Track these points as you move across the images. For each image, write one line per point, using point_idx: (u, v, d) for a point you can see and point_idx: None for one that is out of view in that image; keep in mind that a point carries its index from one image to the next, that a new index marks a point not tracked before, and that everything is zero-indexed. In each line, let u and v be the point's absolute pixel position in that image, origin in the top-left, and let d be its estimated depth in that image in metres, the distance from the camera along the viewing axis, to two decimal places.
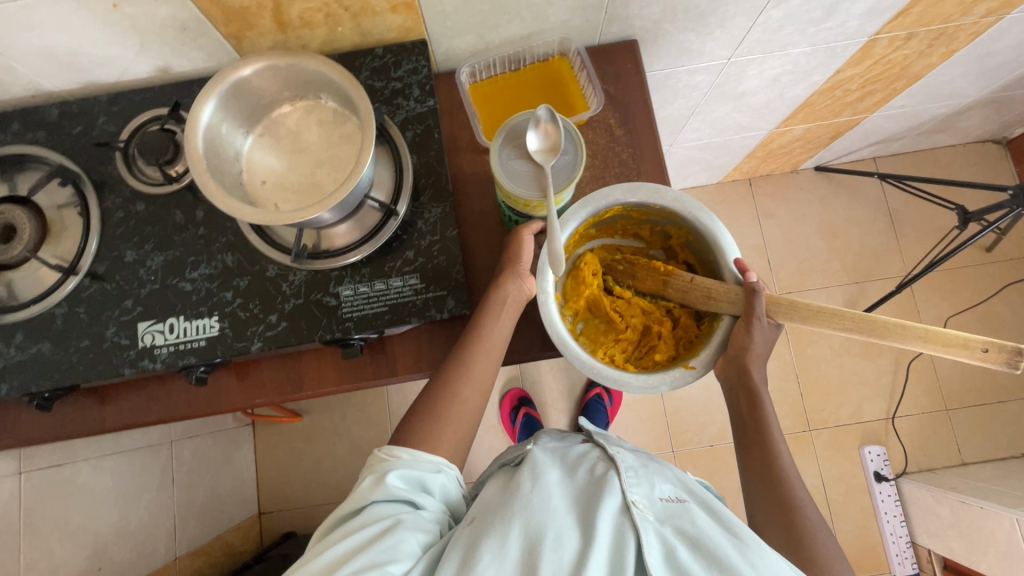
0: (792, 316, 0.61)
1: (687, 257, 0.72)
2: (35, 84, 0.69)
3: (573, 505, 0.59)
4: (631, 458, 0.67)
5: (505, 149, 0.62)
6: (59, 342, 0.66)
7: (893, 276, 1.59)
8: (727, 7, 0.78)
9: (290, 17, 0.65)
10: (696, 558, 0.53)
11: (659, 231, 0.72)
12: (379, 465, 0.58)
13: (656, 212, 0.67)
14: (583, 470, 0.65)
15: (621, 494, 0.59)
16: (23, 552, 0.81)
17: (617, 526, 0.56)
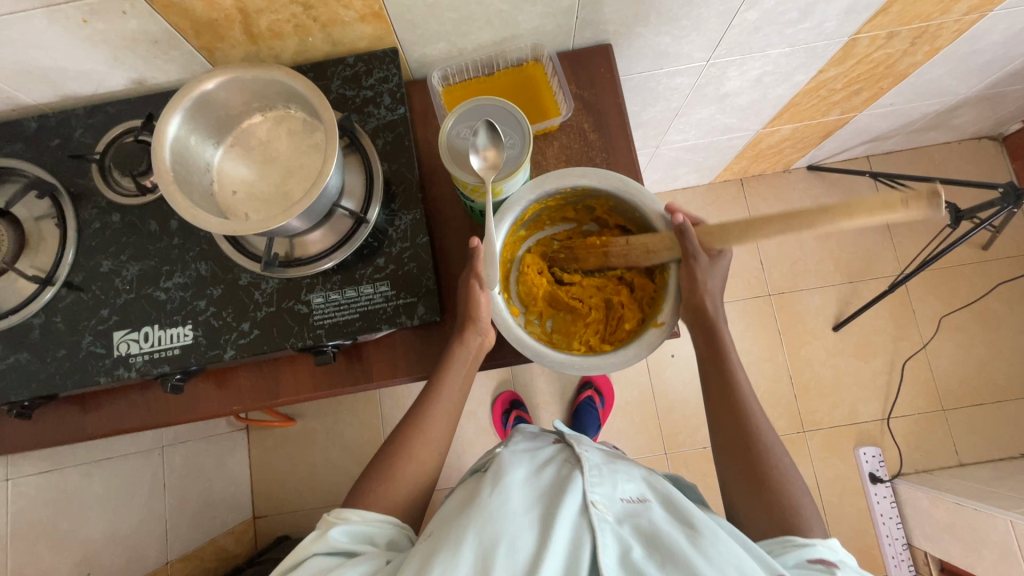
0: (724, 240, 0.60)
1: (616, 220, 0.73)
2: (14, 98, 0.70)
3: (533, 505, 0.59)
4: (596, 457, 0.67)
5: (452, 140, 0.61)
6: (36, 352, 0.67)
7: (888, 275, 1.58)
8: (700, 10, 0.78)
9: (259, 29, 0.66)
10: (649, 555, 0.53)
11: (586, 206, 0.73)
12: (327, 522, 0.60)
13: (572, 193, 0.68)
14: (550, 469, 0.65)
15: (580, 493, 0.60)
16: (10, 559, 0.83)
17: (574, 527, 0.56)
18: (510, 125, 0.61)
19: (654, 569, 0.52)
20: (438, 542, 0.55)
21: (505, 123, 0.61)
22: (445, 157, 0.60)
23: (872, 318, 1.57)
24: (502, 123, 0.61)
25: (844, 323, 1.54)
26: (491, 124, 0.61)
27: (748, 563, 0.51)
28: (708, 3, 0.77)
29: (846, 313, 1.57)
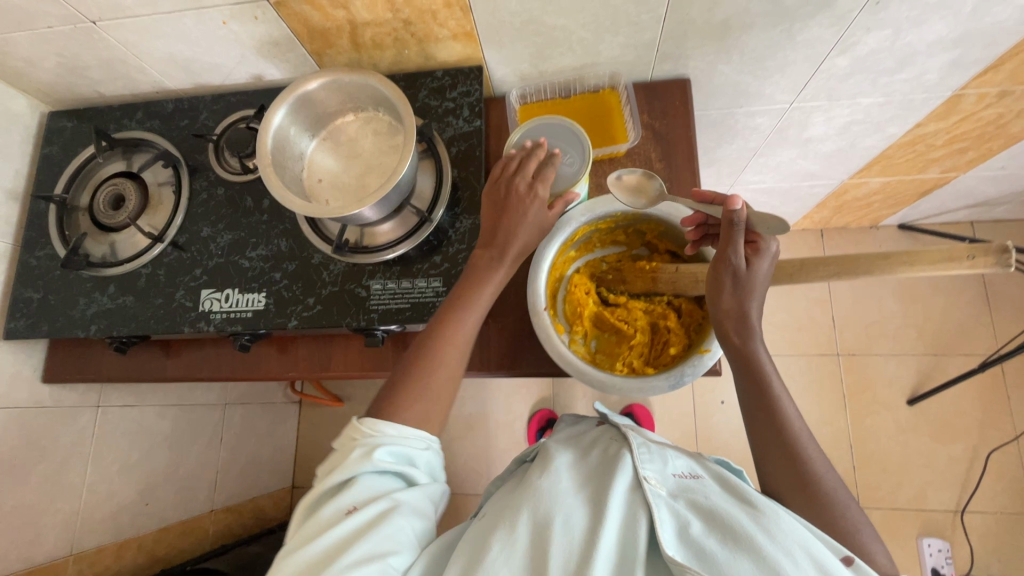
0: (780, 278, 0.60)
1: (669, 246, 0.72)
2: (160, 82, 0.83)
3: (585, 484, 0.59)
4: (643, 436, 0.67)
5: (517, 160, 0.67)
6: (139, 297, 0.77)
7: (980, 353, 1.43)
8: (787, 52, 0.77)
9: (364, 38, 0.74)
10: (710, 530, 0.53)
11: (634, 230, 0.73)
12: (363, 438, 0.52)
13: (622, 219, 0.70)
14: (599, 449, 0.66)
15: (633, 472, 0.59)
16: (88, 474, 0.95)
17: (628, 506, 0.55)
18: (570, 143, 0.67)
19: (714, 543, 0.51)
20: (497, 519, 0.55)
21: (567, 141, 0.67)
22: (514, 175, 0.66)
23: (956, 397, 1.42)
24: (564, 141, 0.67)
25: (920, 398, 1.41)
26: (555, 143, 0.67)
27: (809, 534, 0.51)
28: (795, 45, 0.76)
29: (924, 387, 1.44)
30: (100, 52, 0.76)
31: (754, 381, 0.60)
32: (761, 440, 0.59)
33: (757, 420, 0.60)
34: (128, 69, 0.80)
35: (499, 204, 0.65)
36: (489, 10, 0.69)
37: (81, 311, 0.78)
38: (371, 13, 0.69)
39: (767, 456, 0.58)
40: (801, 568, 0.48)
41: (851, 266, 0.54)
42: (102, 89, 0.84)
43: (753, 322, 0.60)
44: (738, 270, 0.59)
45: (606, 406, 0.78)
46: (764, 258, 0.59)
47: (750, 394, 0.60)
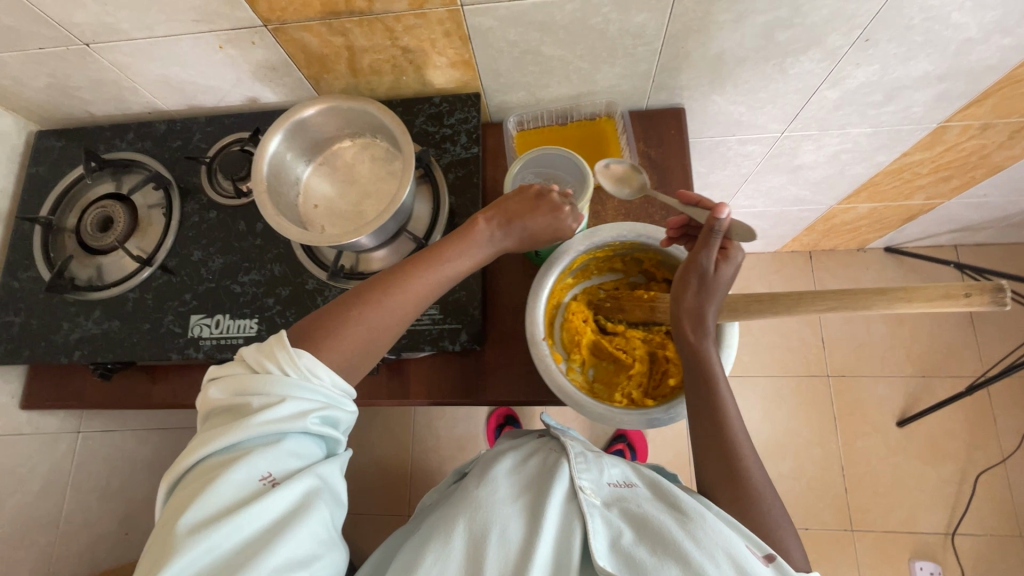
0: (777, 308, 0.59)
1: (666, 275, 0.72)
2: (152, 103, 0.82)
3: (524, 493, 0.64)
4: (579, 446, 0.73)
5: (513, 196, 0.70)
6: (125, 322, 0.75)
7: (967, 375, 1.45)
8: (779, 85, 0.79)
9: (361, 64, 0.74)
10: (638, 536, 0.57)
11: (632, 258, 0.73)
12: (290, 385, 0.50)
13: (620, 247, 0.70)
14: (538, 461, 0.71)
15: (569, 482, 0.64)
16: (66, 504, 0.91)
17: (564, 516, 0.59)
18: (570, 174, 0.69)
19: (644, 551, 0.55)
20: (438, 529, 0.59)
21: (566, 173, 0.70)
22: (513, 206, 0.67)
23: (944, 419, 1.44)
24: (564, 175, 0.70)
25: (909, 420, 1.42)
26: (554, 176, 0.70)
27: (733, 535, 0.55)
28: (788, 78, 0.77)
29: (913, 409, 1.45)
30: (92, 73, 0.75)
31: (702, 381, 0.61)
32: (706, 440, 0.61)
33: (705, 421, 0.61)
34: (120, 90, 0.79)
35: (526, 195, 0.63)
36: (488, 39, 0.69)
37: (64, 336, 0.76)
38: (370, 41, 0.69)
39: (711, 457, 0.61)
40: (720, 566, 0.51)
41: (851, 298, 0.54)
42: (93, 109, 0.83)
43: (710, 323, 0.61)
44: (707, 276, 0.60)
45: (553, 419, 0.83)
46: (730, 263, 0.61)
47: (694, 392, 0.61)
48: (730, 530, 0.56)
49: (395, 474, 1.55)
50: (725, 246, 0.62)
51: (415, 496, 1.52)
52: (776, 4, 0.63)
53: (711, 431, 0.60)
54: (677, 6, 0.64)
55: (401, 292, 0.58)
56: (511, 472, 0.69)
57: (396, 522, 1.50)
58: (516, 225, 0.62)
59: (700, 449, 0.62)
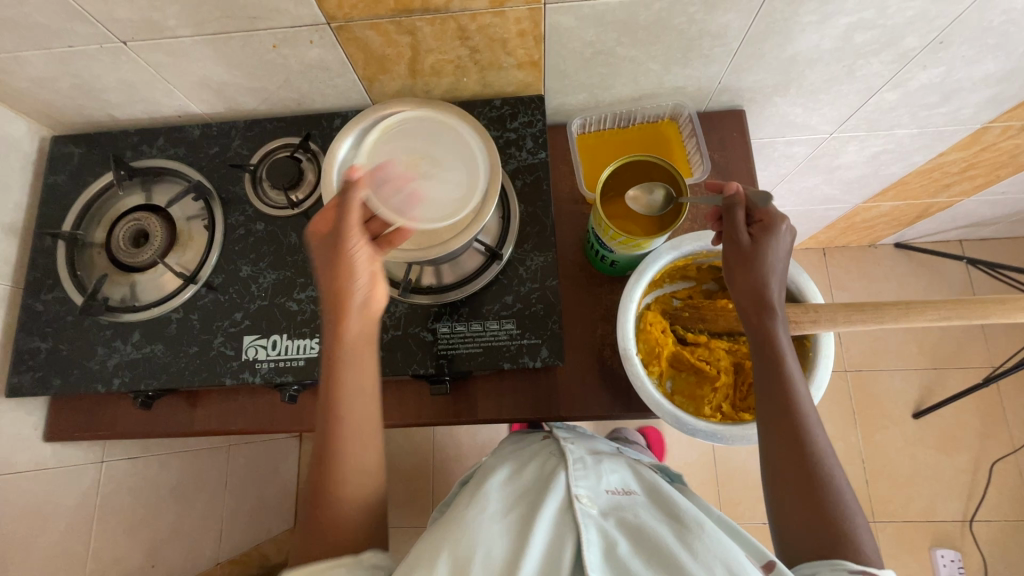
0: (885, 316, 0.59)
1: None
2: (185, 106, 0.75)
3: (517, 503, 0.62)
4: (580, 450, 0.71)
5: (465, 199, 0.60)
6: (170, 345, 0.69)
7: (977, 366, 1.50)
8: (843, 86, 0.78)
9: (423, 65, 0.69)
10: (634, 548, 0.55)
11: (709, 266, 0.71)
12: None
13: (703, 256, 0.68)
14: (533, 468, 0.69)
15: (565, 491, 0.62)
16: (92, 541, 0.84)
17: (556, 527, 0.57)
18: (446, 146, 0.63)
19: (640, 565, 0.54)
20: (426, 544, 0.56)
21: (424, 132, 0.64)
22: (426, 218, 0.58)
23: (957, 410, 1.48)
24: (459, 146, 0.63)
25: (925, 412, 1.46)
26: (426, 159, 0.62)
27: (734, 556, 0.52)
28: (853, 80, 0.76)
29: (928, 401, 1.49)
30: (124, 74, 0.69)
31: (768, 359, 0.58)
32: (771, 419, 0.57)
33: (771, 397, 0.57)
34: (152, 92, 0.72)
35: (325, 262, 0.56)
36: (562, 40, 0.66)
37: (99, 362, 0.69)
38: (438, 40, 0.65)
39: (777, 438, 0.56)
40: None
41: (968, 309, 0.56)
42: (117, 112, 0.76)
43: (771, 301, 0.59)
44: (754, 245, 0.59)
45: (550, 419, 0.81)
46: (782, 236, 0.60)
47: (763, 366, 0.59)
48: (731, 549, 0.54)
49: (417, 485, 1.50)
50: (773, 219, 0.60)
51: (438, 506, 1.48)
52: (863, 6, 0.62)
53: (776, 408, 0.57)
54: (765, 7, 0.62)
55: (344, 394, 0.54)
56: (505, 479, 0.67)
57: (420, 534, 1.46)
58: (364, 279, 0.55)
59: (764, 430, 0.57)
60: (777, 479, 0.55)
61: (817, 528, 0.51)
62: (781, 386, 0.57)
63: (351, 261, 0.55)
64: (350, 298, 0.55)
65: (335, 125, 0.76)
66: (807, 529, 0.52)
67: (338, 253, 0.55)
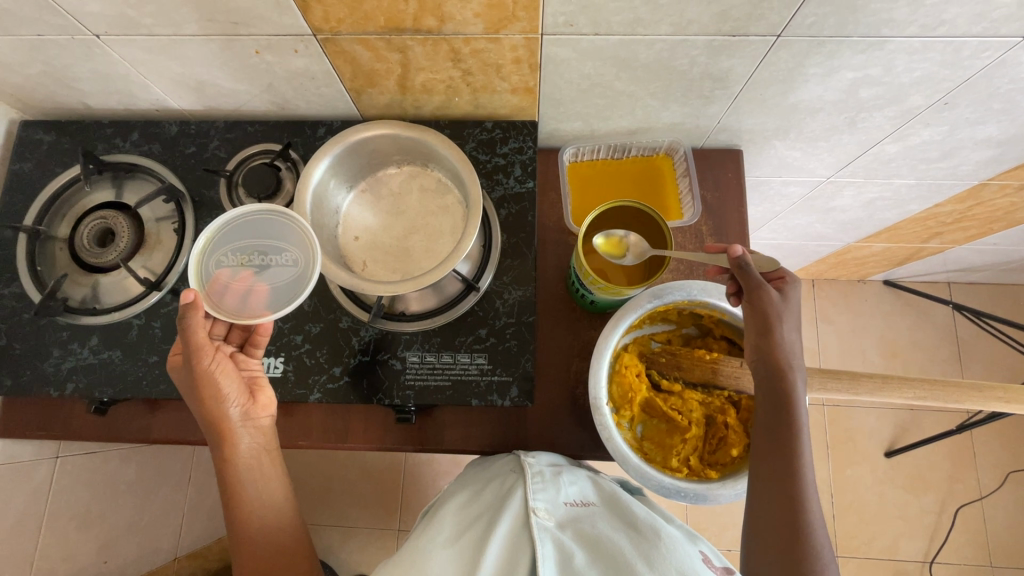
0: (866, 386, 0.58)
1: (726, 334, 0.69)
2: (163, 101, 0.72)
3: (472, 526, 0.56)
4: (542, 459, 0.63)
5: (298, 275, 0.61)
6: (129, 353, 0.67)
7: (952, 410, 1.51)
8: (843, 136, 0.76)
9: (413, 82, 0.67)
10: (592, 563, 0.51)
11: (691, 312, 0.69)
12: None
13: (685, 304, 0.66)
14: (491, 487, 0.61)
15: (518, 507, 0.57)
16: (42, 538, 0.82)
17: (509, 547, 0.53)
18: (244, 225, 0.63)
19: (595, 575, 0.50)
20: (384, 573, 0.50)
21: (251, 215, 0.63)
22: (275, 307, 0.61)
23: (928, 451, 1.49)
24: (246, 227, 0.63)
25: (897, 451, 1.47)
26: (254, 240, 0.63)
27: (692, 561, 0.51)
28: (854, 131, 0.75)
29: (901, 441, 1.50)
30: (97, 66, 0.65)
31: (774, 404, 0.55)
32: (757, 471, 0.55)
33: (773, 440, 0.54)
34: (127, 85, 0.69)
35: (190, 389, 0.59)
36: (559, 69, 0.63)
37: (53, 365, 0.67)
38: (429, 60, 0.62)
39: (763, 495, 0.53)
40: None
41: (952, 389, 0.56)
42: (91, 102, 0.73)
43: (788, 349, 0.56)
44: (762, 299, 0.56)
45: None
46: (792, 301, 0.57)
47: (770, 410, 0.55)
48: (692, 555, 0.52)
49: (386, 487, 1.50)
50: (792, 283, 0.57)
51: (406, 509, 1.47)
52: (870, 63, 0.60)
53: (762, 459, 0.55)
54: (770, 56, 0.60)
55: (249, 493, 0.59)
56: (461, 505, 0.60)
57: (386, 536, 1.45)
58: (237, 398, 0.59)
59: (758, 472, 0.55)
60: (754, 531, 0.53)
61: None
62: (782, 435, 0.54)
63: (218, 385, 0.57)
64: (227, 422, 0.58)
65: (318, 133, 0.73)
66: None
67: (198, 379, 0.57)
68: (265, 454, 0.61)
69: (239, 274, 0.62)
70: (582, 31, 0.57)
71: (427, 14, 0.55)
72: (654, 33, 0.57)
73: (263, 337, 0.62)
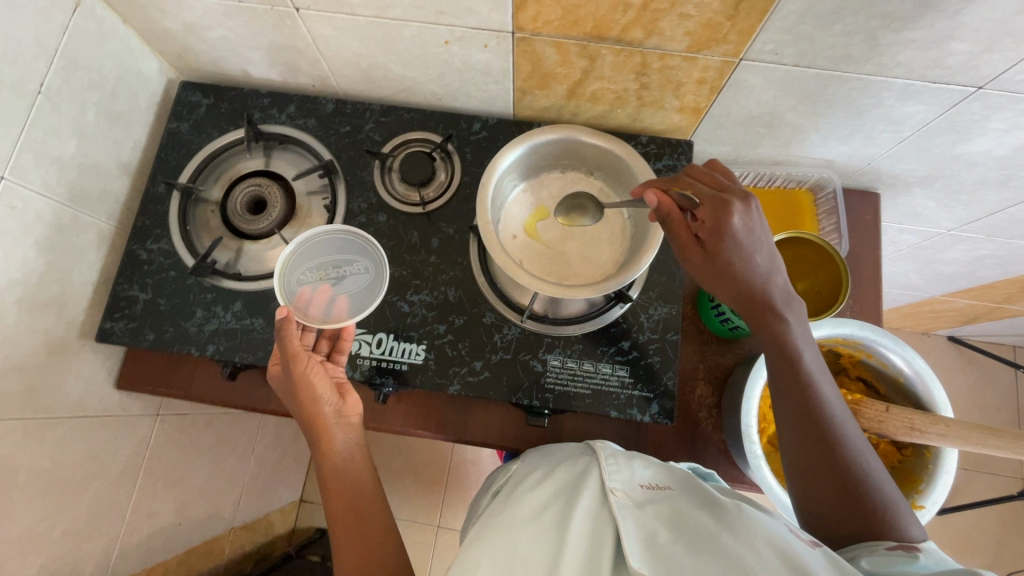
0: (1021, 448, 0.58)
1: (863, 375, 0.69)
2: (326, 79, 0.73)
3: (552, 502, 0.53)
4: (613, 445, 0.61)
5: (375, 274, 0.67)
6: (272, 322, 0.68)
7: (1007, 475, 1.49)
8: (989, 192, 0.76)
9: (584, 90, 0.67)
10: (677, 540, 0.47)
11: (830, 349, 0.69)
12: None
13: (833, 341, 0.66)
14: (563, 466, 0.58)
15: (595, 486, 0.53)
16: (135, 495, 0.82)
17: (592, 527, 0.49)
18: (305, 250, 0.67)
19: (682, 548, 0.46)
20: (478, 544, 0.49)
21: (321, 238, 0.67)
22: (359, 311, 0.65)
23: (979, 514, 1.47)
24: (308, 250, 0.67)
25: (949, 511, 1.45)
26: (319, 258, 0.67)
27: (778, 531, 0.46)
28: (1003, 188, 0.74)
29: (953, 500, 1.48)
30: (279, 37, 0.66)
31: (782, 361, 0.54)
32: (794, 417, 0.54)
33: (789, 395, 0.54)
34: (299, 59, 0.70)
35: (289, 394, 0.60)
36: (738, 94, 0.64)
37: (196, 326, 0.67)
38: (614, 71, 0.63)
39: (802, 453, 0.53)
40: (762, 555, 0.43)
41: None
42: (255, 72, 0.74)
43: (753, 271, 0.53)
44: (722, 225, 0.51)
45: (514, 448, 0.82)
46: (755, 218, 0.52)
47: (781, 368, 0.54)
48: (773, 525, 0.47)
49: (429, 482, 1.49)
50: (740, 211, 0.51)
51: (448, 507, 1.47)
52: None
53: (799, 406, 0.53)
54: (959, 106, 0.60)
55: (346, 483, 0.57)
56: (538, 480, 0.57)
57: (425, 531, 1.45)
58: (331, 397, 0.59)
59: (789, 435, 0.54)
60: (800, 474, 0.53)
61: (854, 524, 0.49)
62: (794, 385, 0.54)
63: (313, 383, 0.58)
64: (323, 415, 0.58)
65: (473, 128, 0.74)
66: (827, 519, 0.51)
67: (295, 380, 0.58)
68: (359, 449, 0.59)
69: (316, 292, 0.66)
70: (784, 61, 0.57)
71: (637, 27, 0.55)
72: (854, 71, 0.57)
73: (349, 339, 0.62)
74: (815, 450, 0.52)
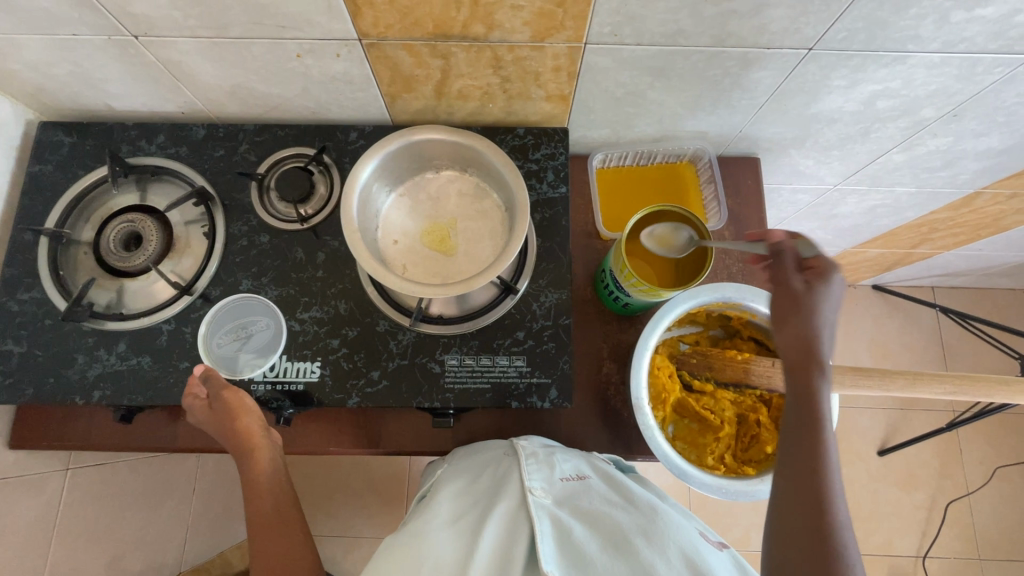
0: (890, 384, 0.62)
1: (753, 335, 0.72)
2: (192, 104, 0.71)
3: (468, 510, 0.52)
4: (535, 442, 0.61)
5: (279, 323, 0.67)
6: (159, 358, 0.66)
7: (940, 409, 1.57)
8: (855, 145, 0.80)
9: (450, 89, 0.68)
10: (591, 539, 0.48)
11: (718, 313, 0.71)
12: None
13: (716, 306, 0.68)
14: (486, 470, 0.58)
15: (514, 487, 0.53)
16: (51, 555, 0.78)
17: (506, 528, 0.49)
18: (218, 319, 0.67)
19: (596, 548, 0.47)
20: (385, 559, 0.47)
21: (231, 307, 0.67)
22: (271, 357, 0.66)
23: (918, 450, 1.55)
24: (214, 324, 0.67)
25: (890, 450, 1.51)
26: (231, 322, 0.67)
27: (688, 537, 0.48)
28: (867, 140, 0.78)
29: (893, 440, 1.55)
30: (129, 67, 0.64)
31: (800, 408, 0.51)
32: (798, 479, 0.48)
33: (797, 445, 0.50)
34: (157, 87, 0.68)
35: (217, 426, 0.60)
36: (596, 78, 0.65)
37: (79, 372, 0.65)
38: (470, 67, 0.63)
39: (790, 507, 0.48)
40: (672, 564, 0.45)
41: (970, 383, 0.61)
42: (116, 104, 0.72)
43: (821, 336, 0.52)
44: (810, 292, 0.53)
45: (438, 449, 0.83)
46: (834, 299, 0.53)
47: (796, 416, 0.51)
48: (687, 531, 0.49)
49: (389, 496, 1.47)
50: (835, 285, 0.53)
51: None
52: (892, 76, 0.63)
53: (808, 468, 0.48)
54: (799, 68, 0.62)
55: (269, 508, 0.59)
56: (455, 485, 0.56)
57: None
58: (261, 427, 0.61)
59: (783, 489, 0.49)
60: (782, 537, 0.47)
61: None
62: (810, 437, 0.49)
63: (246, 420, 0.60)
64: (255, 448, 0.60)
65: (350, 138, 0.74)
66: None
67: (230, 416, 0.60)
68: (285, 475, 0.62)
69: (234, 356, 0.66)
70: (626, 41, 0.58)
71: (476, 22, 0.56)
72: (694, 44, 0.59)
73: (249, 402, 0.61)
74: (812, 514, 0.46)
